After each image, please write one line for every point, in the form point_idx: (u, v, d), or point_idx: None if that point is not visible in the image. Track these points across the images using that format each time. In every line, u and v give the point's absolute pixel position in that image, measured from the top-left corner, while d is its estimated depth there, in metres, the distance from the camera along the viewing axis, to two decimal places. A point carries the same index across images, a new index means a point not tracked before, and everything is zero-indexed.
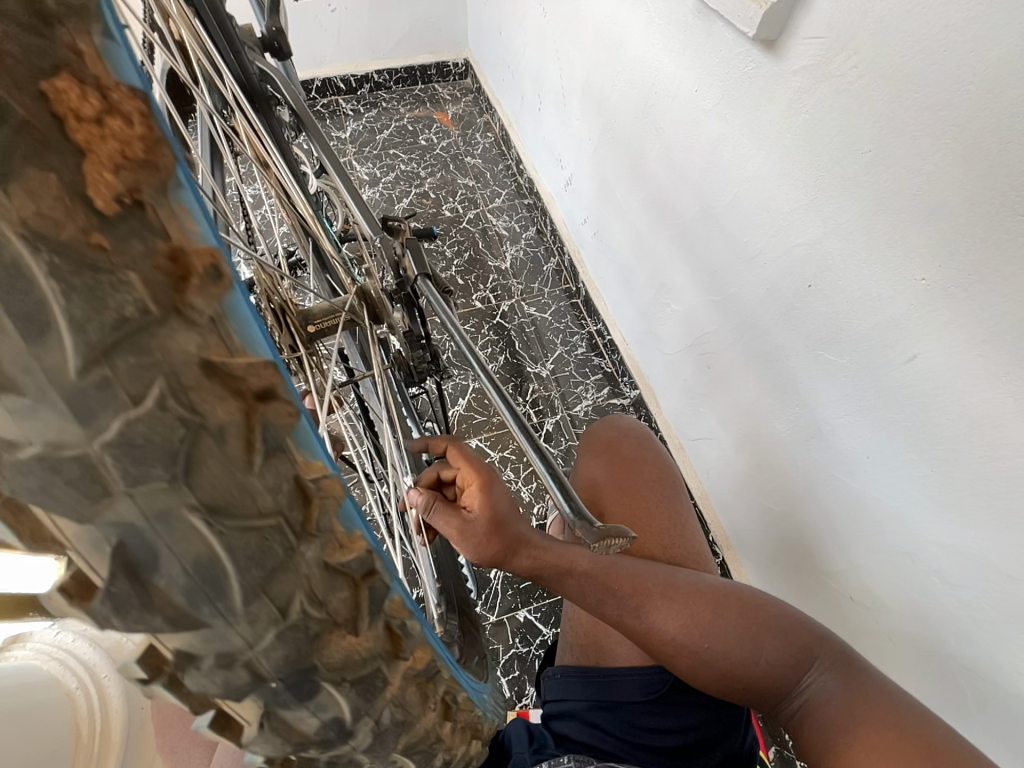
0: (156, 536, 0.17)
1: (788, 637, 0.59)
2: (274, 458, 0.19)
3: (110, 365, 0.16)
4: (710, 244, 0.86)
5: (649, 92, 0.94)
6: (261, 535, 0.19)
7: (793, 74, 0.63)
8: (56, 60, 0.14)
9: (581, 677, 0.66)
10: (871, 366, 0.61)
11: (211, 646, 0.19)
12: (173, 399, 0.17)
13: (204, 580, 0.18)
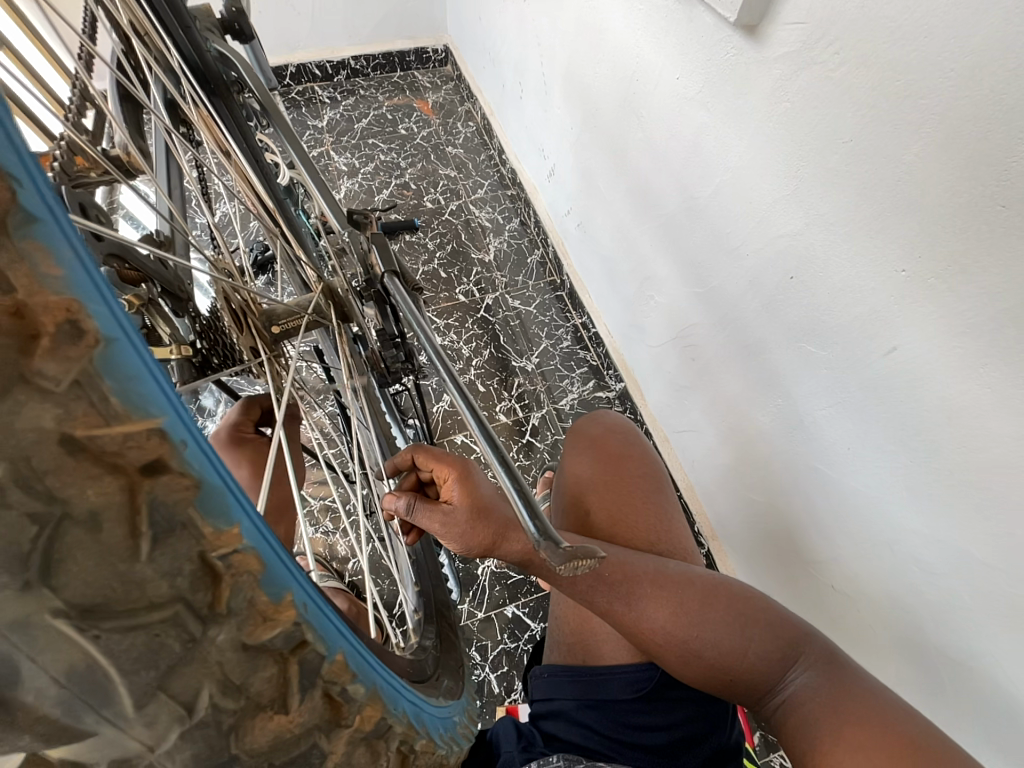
0: (19, 651, 0.16)
1: (776, 631, 0.59)
2: (168, 541, 0.18)
3: None
4: (693, 236, 0.85)
5: (631, 80, 0.92)
6: (149, 630, 0.18)
7: (774, 60, 0.62)
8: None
9: (569, 676, 0.66)
10: (852, 358, 0.61)
11: (102, 752, 0.18)
12: (22, 491, 0.15)
13: (84, 689, 0.17)
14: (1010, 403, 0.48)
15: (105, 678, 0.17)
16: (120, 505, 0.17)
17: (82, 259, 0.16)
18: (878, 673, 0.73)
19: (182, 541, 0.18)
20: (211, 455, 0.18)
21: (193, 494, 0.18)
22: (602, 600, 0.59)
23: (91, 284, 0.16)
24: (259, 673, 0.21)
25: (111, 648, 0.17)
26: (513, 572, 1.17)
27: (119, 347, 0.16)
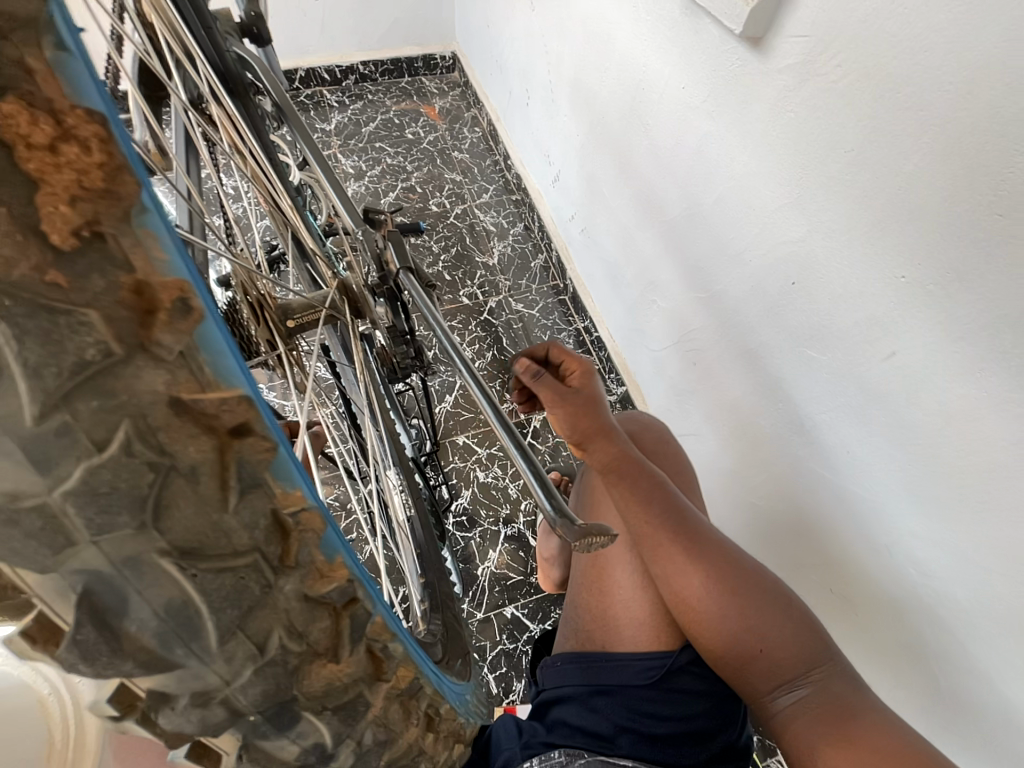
0: (129, 584, 0.18)
1: (812, 638, 0.59)
2: (251, 496, 0.19)
3: (72, 411, 0.16)
4: (697, 241, 0.86)
5: (637, 88, 0.94)
6: (238, 574, 0.20)
7: (778, 73, 0.64)
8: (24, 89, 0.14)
9: (580, 665, 0.67)
10: (850, 363, 0.63)
11: (186, 685, 0.20)
12: (143, 445, 0.17)
13: (178, 624, 0.19)
14: (1005, 407, 0.49)
15: (196, 619, 0.19)
16: (219, 464, 0.18)
17: (180, 243, 0.17)
18: (875, 675, 0.74)
19: (266, 496, 0.20)
20: (276, 422, 0.20)
21: (275, 462, 0.20)
22: (647, 550, 0.64)
23: (185, 266, 0.17)
24: (323, 626, 0.23)
25: (204, 591, 0.19)
26: (513, 573, 1.18)
27: (211, 324, 0.18)
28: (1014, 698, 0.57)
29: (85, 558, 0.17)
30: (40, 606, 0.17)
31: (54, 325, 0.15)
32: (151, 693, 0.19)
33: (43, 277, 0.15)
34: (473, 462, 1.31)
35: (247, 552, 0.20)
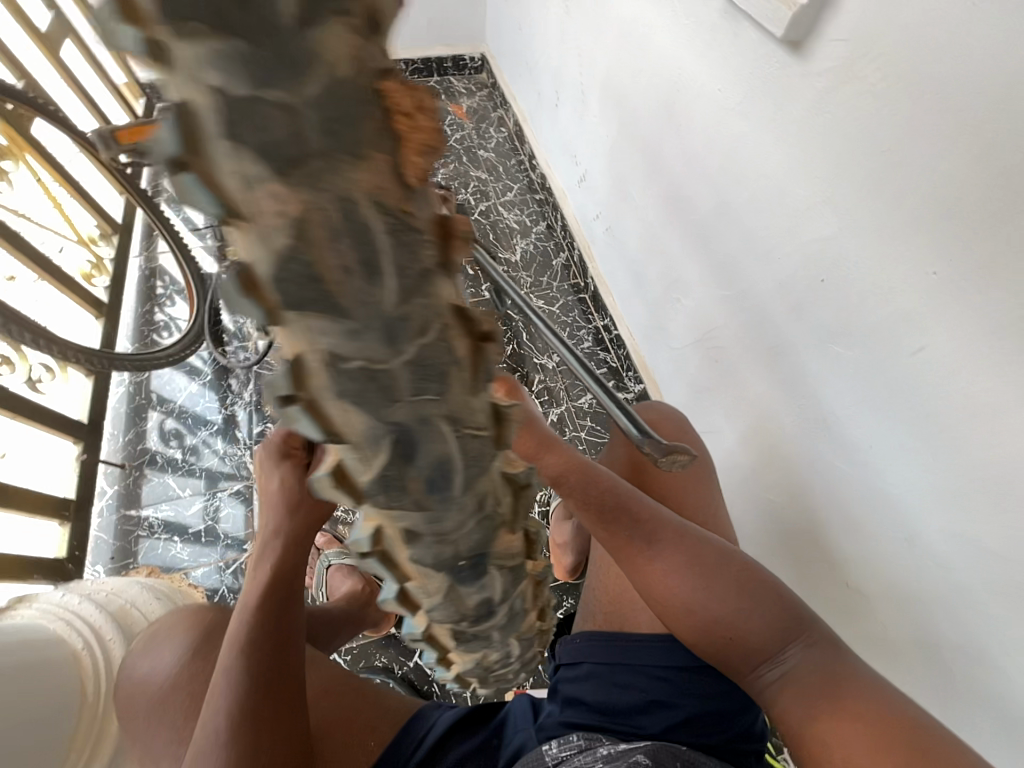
0: (441, 505, 0.21)
1: (780, 606, 0.54)
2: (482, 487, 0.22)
3: (421, 440, 0.20)
4: (727, 240, 0.88)
5: (672, 88, 0.94)
6: (477, 446, 0.21)
7: (815, 77, 0.65)
8: (378, 62, 0.14)
9: (604, 640, 0.64)
10: (879, 356, 0.65)
11: (426, 523, 0.22)
12: (436, 338, 0.17)
13: (432, 479, 0.20)
14: None
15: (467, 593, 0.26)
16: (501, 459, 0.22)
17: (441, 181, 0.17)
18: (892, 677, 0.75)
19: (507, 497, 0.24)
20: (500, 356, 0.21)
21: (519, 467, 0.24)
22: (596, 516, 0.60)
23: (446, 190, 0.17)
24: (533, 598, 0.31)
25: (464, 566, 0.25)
26: None
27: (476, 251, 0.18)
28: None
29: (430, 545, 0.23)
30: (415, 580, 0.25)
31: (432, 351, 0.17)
32: (384, 558, 0.24)
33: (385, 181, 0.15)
34: None
35: (483, 430, 0.21)
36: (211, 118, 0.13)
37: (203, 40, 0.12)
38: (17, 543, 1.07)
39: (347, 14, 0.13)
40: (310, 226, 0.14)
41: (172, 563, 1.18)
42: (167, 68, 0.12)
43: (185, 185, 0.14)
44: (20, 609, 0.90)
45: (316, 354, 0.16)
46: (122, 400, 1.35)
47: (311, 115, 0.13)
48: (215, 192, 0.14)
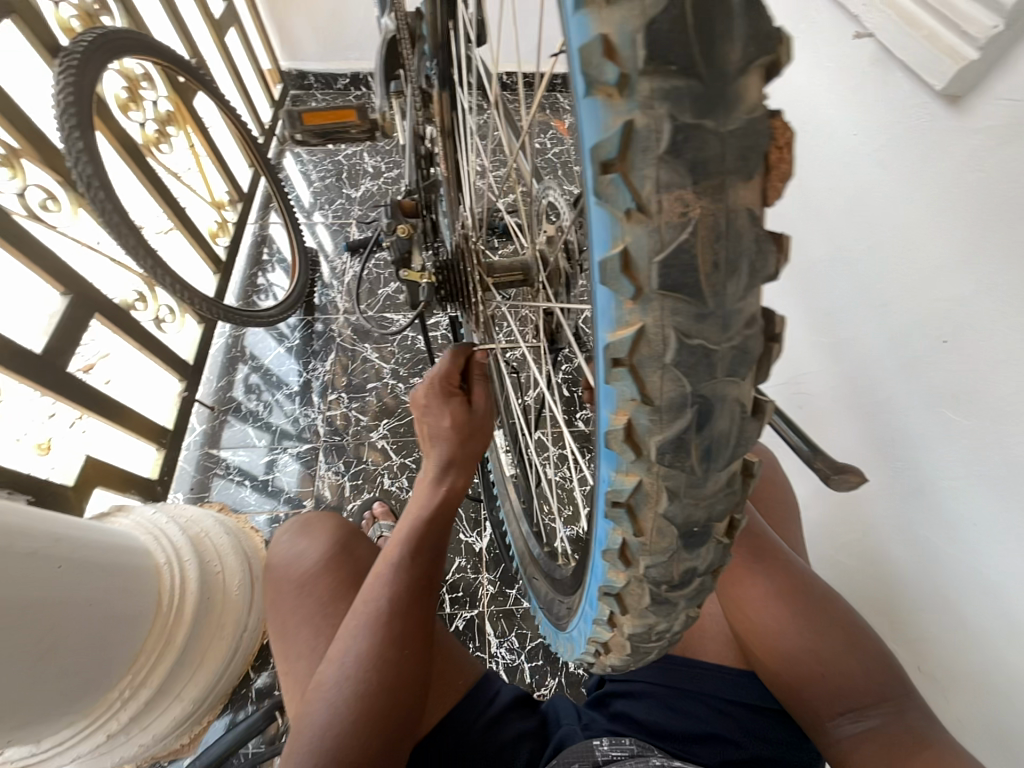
0: (696, 476, 0.26)
1: (875, 661, 0.51)
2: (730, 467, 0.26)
3: (710, 406, 0.24)
4: (836, 285, 0.86)
5: (799, 129, 0.93)
6: (742, 425, 0.25)
7: (972, 132, 0.62)
8: (771, 111, 0.21)
9: (658, 663, 0.63)
10: (998, 430, 0.61)
11: (681, 483, 0.26)
12: (744, 324, 0.23)
13: (706, 443, 0.25)
14: None
15: (673, 569, 0.30)
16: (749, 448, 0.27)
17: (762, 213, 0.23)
18: None
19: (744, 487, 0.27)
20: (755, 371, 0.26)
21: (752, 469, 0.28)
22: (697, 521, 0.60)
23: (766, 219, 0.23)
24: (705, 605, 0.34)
25: (684, 540, 0.29)
26: None
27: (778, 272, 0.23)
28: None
29: (676, 505, 0.27)
30: (644, 547, 0.29)
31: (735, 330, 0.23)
32: (631, 511, 0.28)
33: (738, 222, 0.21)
34: None
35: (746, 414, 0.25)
36: (657, 137, 0.20)
37: (662, 81, 0.20)
38: (121, 459, 1.20)
39: (763, 66, 0.20)
40: (703, 226, 0.21)
41: (240, 504, 1.28)
42: (626, 96, 0.20)
43: (611, 185, 0.21)
44: (121, 517, 1.01)
45: (666, 327, 0.23)
46: (221, 350, 1.49)
47: (719, 145, 0.20)
48: (636, 191, 0.21)
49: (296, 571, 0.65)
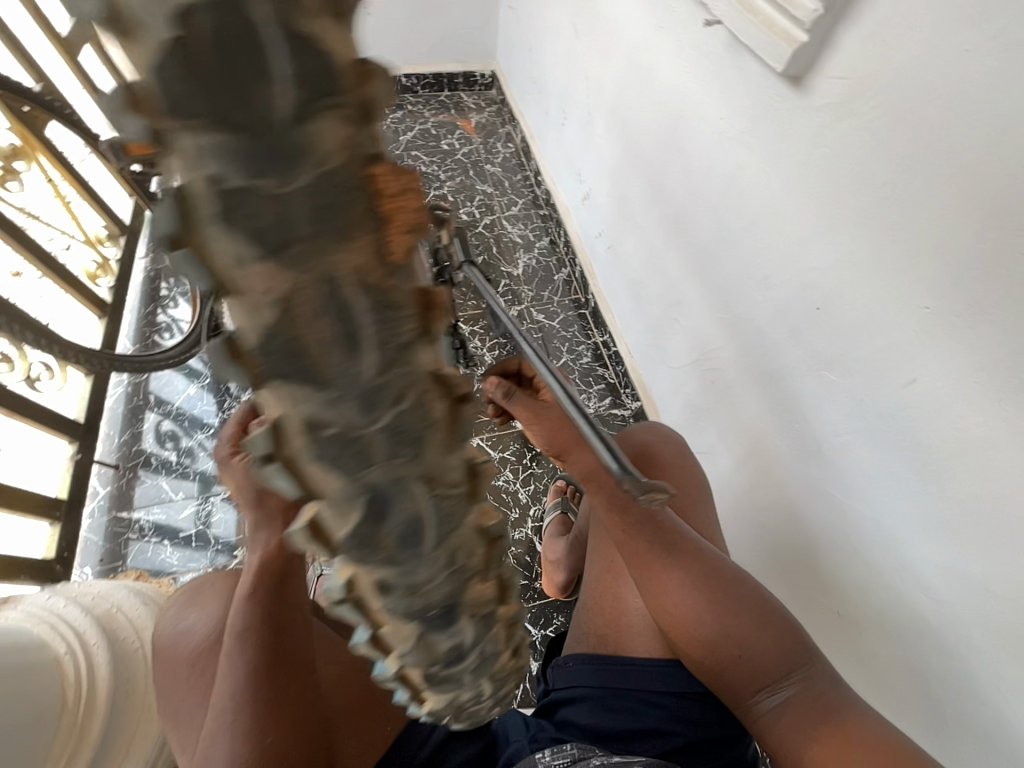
0: (413, 558, 0.20)
1: (785, 633, 0.54)
2: (456, 529, 0.20)
3: (389, 474, 0.18)
4: (725, 263, 0.89)
5: (676, 117, 0.96)
6: (452, 503, 0.20)
7: (816, 110, 0.67)
8: (380, 154, 0.15)
9: (594, 665, 0.63)
10: (872, 385, 0.65)
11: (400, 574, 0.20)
12: (420, 401, 0.17)
13: (407, 531, 0.19)
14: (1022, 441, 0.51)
15: (437, 648, 0.23)
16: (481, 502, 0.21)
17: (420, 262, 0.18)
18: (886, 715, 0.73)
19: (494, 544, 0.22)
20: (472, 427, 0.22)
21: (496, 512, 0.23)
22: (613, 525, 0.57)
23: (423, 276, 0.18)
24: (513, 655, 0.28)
25: (442, 615, 0.22)
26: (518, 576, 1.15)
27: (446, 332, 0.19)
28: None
29: (402, 588, 0.21)
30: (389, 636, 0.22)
31: (400, 375, 0.17)
32: (356, 606, 0.21)
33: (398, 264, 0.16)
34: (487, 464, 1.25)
35: (457, 487, 0.20)
36: (201, 203, 0.13)
37: (203, 131, 0.13)
38: (7, 543, 1.07)
39: (340, 109, 0.14)
40: (295, 308, 0.15)
41: (160, 568, 1.16)
42: (163, 150, 0.13)
43: (177, 261, 0.14)
44: (10, 609, 0.89)
45: (295, 419, 0.16)
46: (118, 402, 1.35)
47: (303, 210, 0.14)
48: (209, 267, 0.14)
49: (181, 653, 0.60)
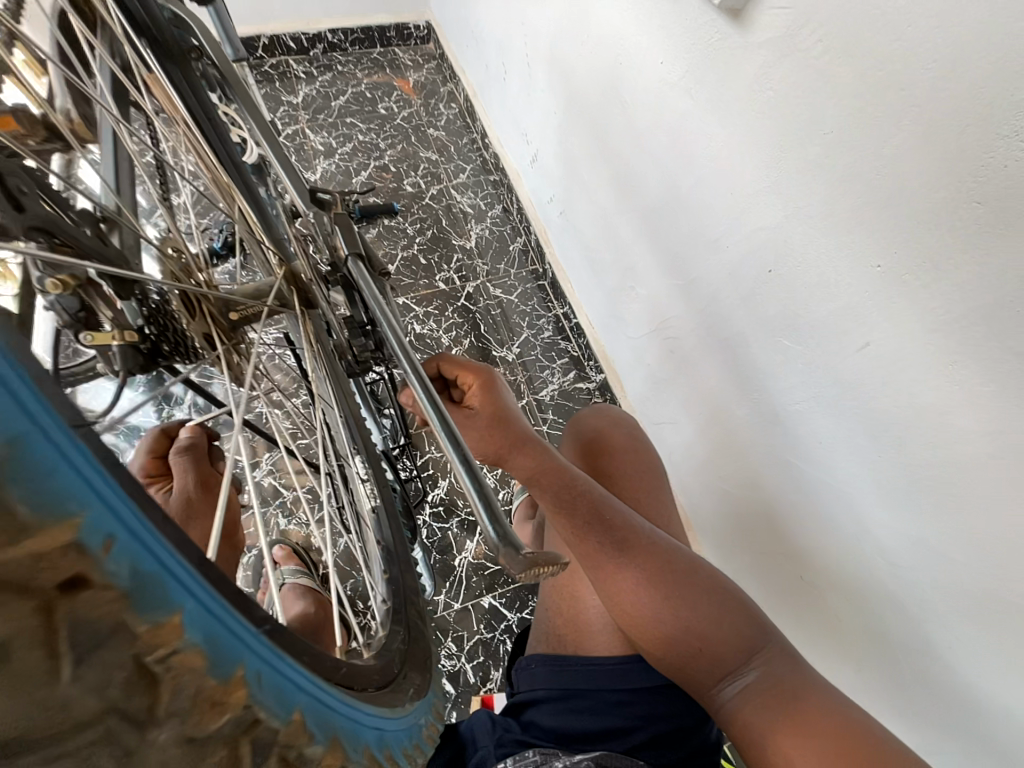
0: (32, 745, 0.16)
1: (741, 617, 0.53)
2: (95, 664, 0.17)
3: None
4: (676, 225, 0.83)
5: (615, 65, 0.88)
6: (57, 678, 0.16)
7: (759, 49, 0.60)
8: None
9: (556, 667, 0.62)
10: (827, 350, 0.62)
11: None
12: None
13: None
14: (976, 400, 0.49)
15: None
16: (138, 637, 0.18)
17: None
18: (852, 671, 0.74)
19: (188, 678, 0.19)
20: (140, 543, 0.19)
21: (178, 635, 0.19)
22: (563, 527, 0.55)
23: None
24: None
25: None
26: (490, 562, 1.13)
27: (41, 458, 0.16)
28: (984, 684, 0.57)
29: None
30: None
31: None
32: None
33: None
34: (450, 452, 1.21)
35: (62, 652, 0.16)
36: None
37: None
38: None
39: None
40: None
41: None
42: None
43: None
44: None
45: None
46: None
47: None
48: None
49: None
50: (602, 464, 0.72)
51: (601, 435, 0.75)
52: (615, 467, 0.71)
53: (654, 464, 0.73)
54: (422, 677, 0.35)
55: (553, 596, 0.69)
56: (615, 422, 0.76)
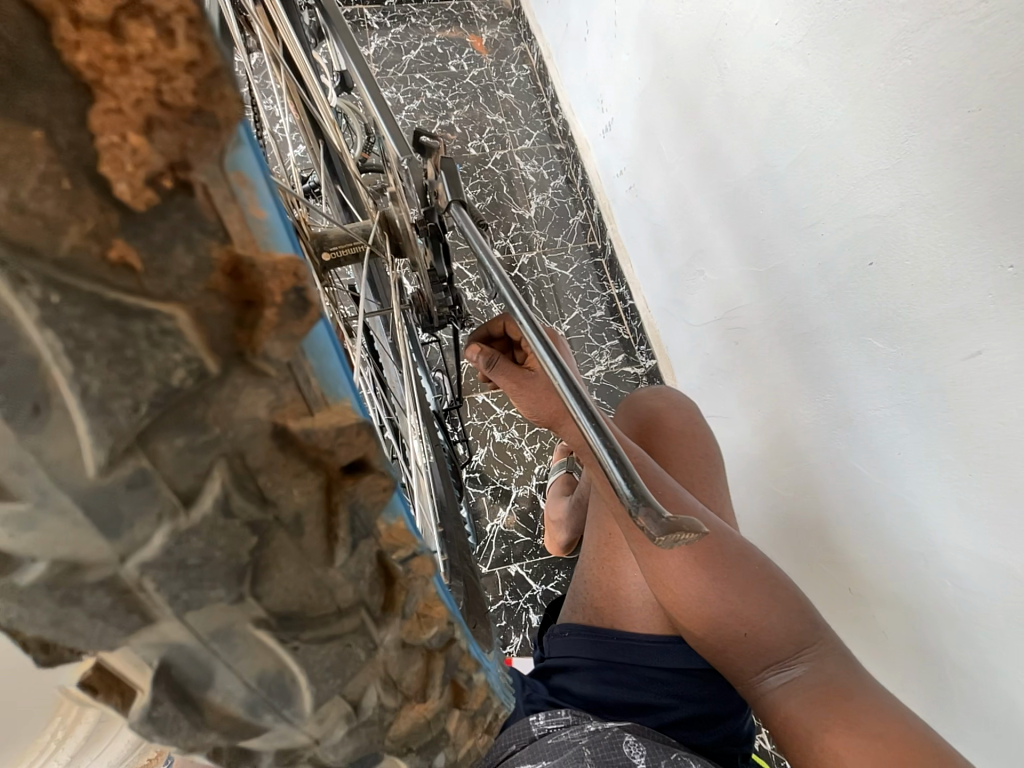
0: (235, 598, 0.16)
1: (792, 609, 0.51)
2: (362, 545, 0.17)
3: (150, 452, 0.13)
4: (763, 206, 0.78)
5: (718, 26, 0.81)
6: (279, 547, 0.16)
7: (902, 10, 0.55)
8: None
9: (592, 636, 0.62)
10: (926, 352, 0.57)
11: (273, 743, 0.18)
12: (238, 478, 0.14)
13: (270, 692, 0.17)
14: None
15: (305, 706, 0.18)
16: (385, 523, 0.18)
17: (274, 201, 0.14)
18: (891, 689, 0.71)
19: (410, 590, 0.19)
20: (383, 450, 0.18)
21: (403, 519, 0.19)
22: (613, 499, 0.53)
23: (285, 235, 0.14)
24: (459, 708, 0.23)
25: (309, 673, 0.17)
26: (520, 533, 1.14)
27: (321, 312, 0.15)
28: None
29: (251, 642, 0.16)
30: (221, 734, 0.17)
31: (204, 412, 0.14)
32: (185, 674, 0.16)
33: (107, 253, 0.12)
34: (491, 421, 1.21)
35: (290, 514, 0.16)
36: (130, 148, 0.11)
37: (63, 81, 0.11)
38: None
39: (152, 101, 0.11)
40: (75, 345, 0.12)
41: None
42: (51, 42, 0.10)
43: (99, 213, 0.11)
44: None
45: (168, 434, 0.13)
46: None
47: (74, 236, 0.11)
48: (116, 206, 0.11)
49: None
50: (652, 442, 0.70)
51: (653, 416, 0.73)
52: (666, 447, 0.69)
53: (706, 449, 0.70)
54: (486, 626, 0.35)
55: (590, 568, 0.69)
56: (669, 403, 0.74)
